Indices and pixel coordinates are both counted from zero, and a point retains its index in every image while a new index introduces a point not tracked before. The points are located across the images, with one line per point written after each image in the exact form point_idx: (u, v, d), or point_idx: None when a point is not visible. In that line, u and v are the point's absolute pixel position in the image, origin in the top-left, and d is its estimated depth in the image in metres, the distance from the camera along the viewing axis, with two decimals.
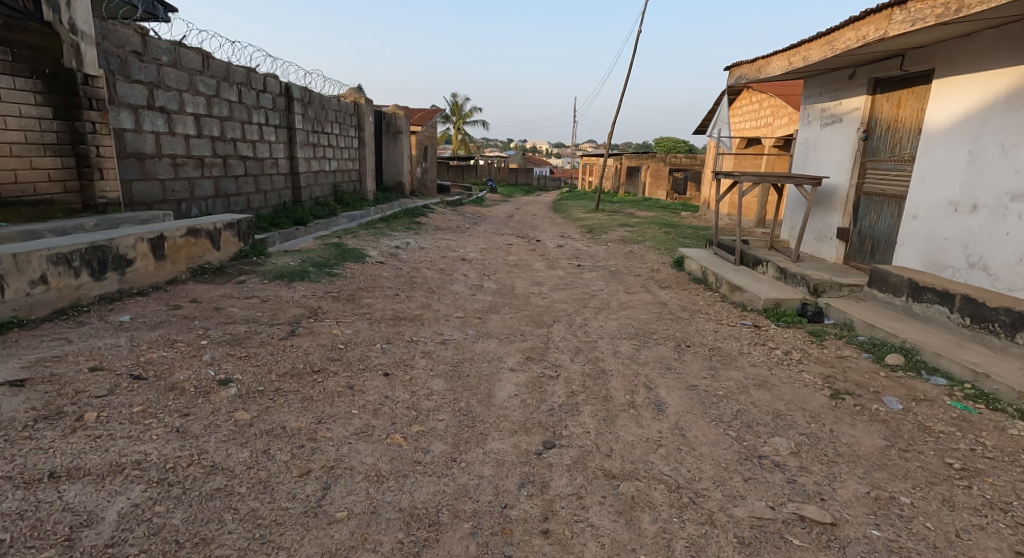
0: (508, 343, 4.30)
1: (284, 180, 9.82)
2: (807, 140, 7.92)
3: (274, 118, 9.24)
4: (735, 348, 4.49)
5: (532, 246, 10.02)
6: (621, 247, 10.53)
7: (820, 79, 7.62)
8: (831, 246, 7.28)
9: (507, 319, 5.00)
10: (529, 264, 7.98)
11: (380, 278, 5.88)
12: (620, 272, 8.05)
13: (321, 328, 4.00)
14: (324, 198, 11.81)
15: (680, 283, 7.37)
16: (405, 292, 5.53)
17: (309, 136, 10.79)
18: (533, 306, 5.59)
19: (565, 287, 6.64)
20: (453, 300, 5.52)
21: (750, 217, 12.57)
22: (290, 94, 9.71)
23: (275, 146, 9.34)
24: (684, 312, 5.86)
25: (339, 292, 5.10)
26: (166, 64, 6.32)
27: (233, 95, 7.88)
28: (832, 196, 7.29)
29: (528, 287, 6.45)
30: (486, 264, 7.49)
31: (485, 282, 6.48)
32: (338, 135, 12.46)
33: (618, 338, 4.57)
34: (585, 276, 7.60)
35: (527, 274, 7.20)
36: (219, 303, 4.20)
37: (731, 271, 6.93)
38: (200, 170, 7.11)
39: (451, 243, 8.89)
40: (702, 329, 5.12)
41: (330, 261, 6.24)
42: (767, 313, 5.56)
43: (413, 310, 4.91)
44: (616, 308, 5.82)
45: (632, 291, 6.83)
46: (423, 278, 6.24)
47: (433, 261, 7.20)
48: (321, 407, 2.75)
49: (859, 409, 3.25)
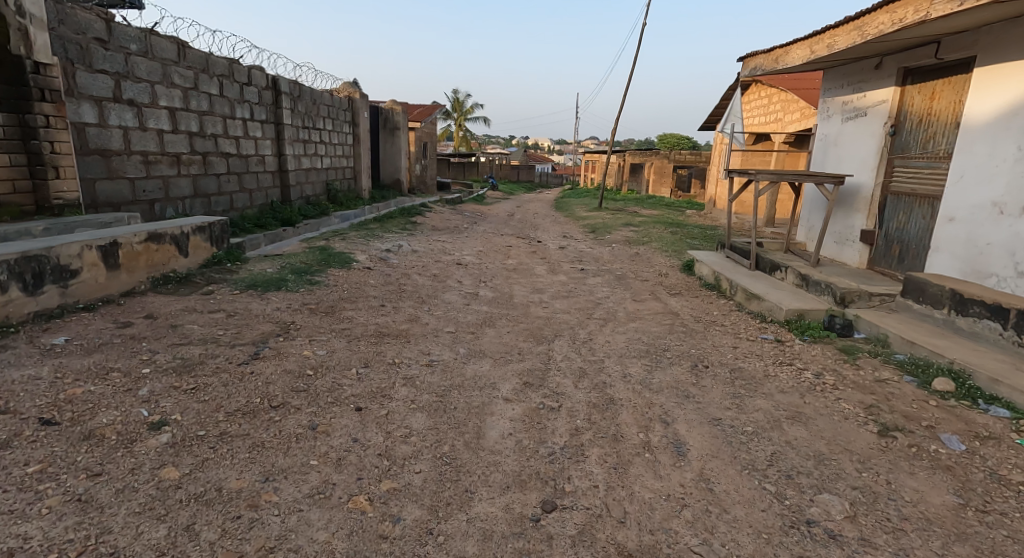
0: (504, 364, 3.82)
1: (272, 178, 9.36)
2: (827, 135, 7.44)
3: (260, 113, 8.78)
4: (758, 369, 4.01)
5: (533, 248, 9.53)
6: (626, 249, 10.02)
7: (842, 70, 7.12)
8: (854, 250, 6.78)
9: (503, 334, 4.53)
10: (530, 269, 7.49)
11: (366, 287, 5.40)
12: (626, 277, 7.55)
13: (291, 350, 3.52)
14: (316, 197, 11.35)
15: (691, 289, 6.89)
16: (393, 302, 5.06)
17: (298, 132, 10.30)
18: (532, 318, 5.10)
19: (568, 295, 6.15)
20: (446, 311, 5.03)
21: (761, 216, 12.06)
22: (277, 87, 9.23)
23: (262, 143, 8.90)
24: (699, 324, 5.37)
25: (319, 303, 4.62)
26: (135, 53, 5.86)
27: (214, 88, 7.41)
28: (855, 196, 6.79)
29: (528, 295, 5.96)
30: (482, 269, 7.01)
31: (481, 289, 6.00)
32: (330, 132, 11.97)
33: (627, 357, 4.09)
34: (589, 281, 7.10)
35: (527, 281, 6.71)
36: (177, 320, 3.73)
37: (747, 277, 6.42)
38: (176, 168, 6.67)
39: (447, 246, 8.41)
40: (720, 345, 4.63)
41: (312, 267, 5.75)
42: (790, 326, 5.07)
43: (400, 325, 4.43)
44: (623, 319, 5.33)
45: (639, 298, 6.34)
46: (414, 286, 5.75)
47: (426, 266, 6.72)
48: (273, 459, 2.27)
49: (916, 450, 2.76)
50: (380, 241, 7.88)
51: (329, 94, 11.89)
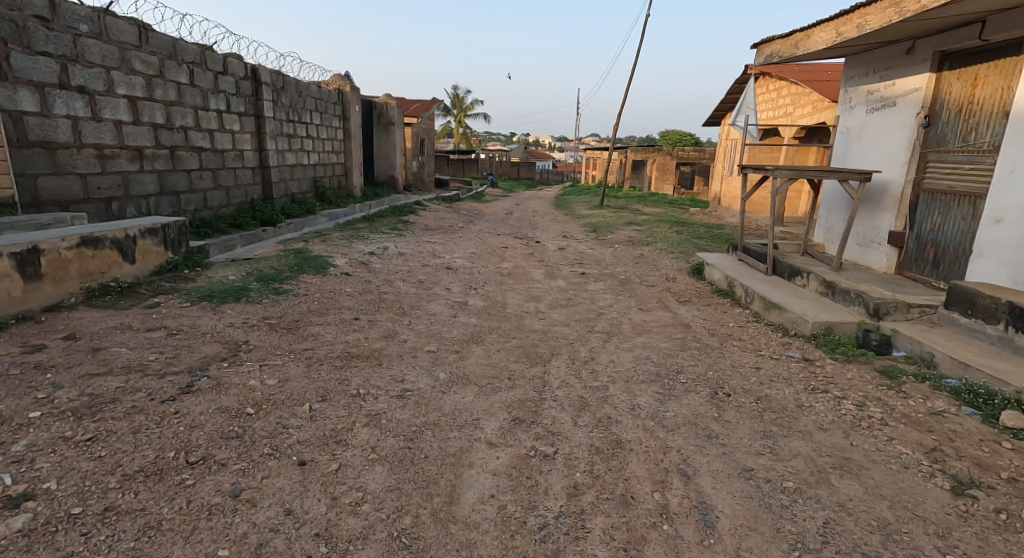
0: (490, 394, 3.24)
1: (253, 175, 8.79)
2: (850, 128, 6.86)
3: (238, 105, 8.20)
4: (788, 397, 3.42)
5: (531, 249, 8.94)
6: (630, 251, 9.43)
7: (868, 57, 6.55)
8: (881, 253, 6.19)
9: (492, 353, 3.96)
10: (526, 273, 6.90)
11: (341, 296, 4.82)
12: (630, 282, 6.96)
13: (233, 379, 2.94)
14: (302, 194, 10.76)
15: (701, 296, 6.31)
16: (369, 315, 4.48)
17: (281, 127, 9.72)
18: (526, 333, 4.51)
19: (567, 305, 5.56)
20: (429, 325, 4.45)
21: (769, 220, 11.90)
22: (257, 77, 8.64)
23: (240, 137, 8.32)
24: (714, 339, 4.78)
25: (282, 317, 4.05)
26: (85, 34, 5.31)
27: (183, 76, 6.84)
28: (882, 194, 6.21)
29: (522, 304, 5.38)
30: (473, 274, 6.43)
31: (471, 298, 5.42)
32: (318, 126, 11.38)
33: (634, 384, 3.52)
34: (591, 288, 6.50)
35: (523, 287, 6.12)
36: (103, 341, 3.16)
37: (764, 284, 5.84)
38: (138, 163, 6.11)
39: (438, 247, 7.83)
40: (740, 365, 4.05)
41: (282, 273, 5.17)
42: (817, 341, 4.49)
43: (373, 343, 3.84)
44: (629, 334, 4.74)
45: (645, 308, 5.75)
46: (396, 294, 5.18)
47: (413, 271, 6.13)
48: (165, 551, 1.74)
49: (1006, 518, 2.18)
50: (365, 243, 7.30)
51: (316, 87, 11.30)
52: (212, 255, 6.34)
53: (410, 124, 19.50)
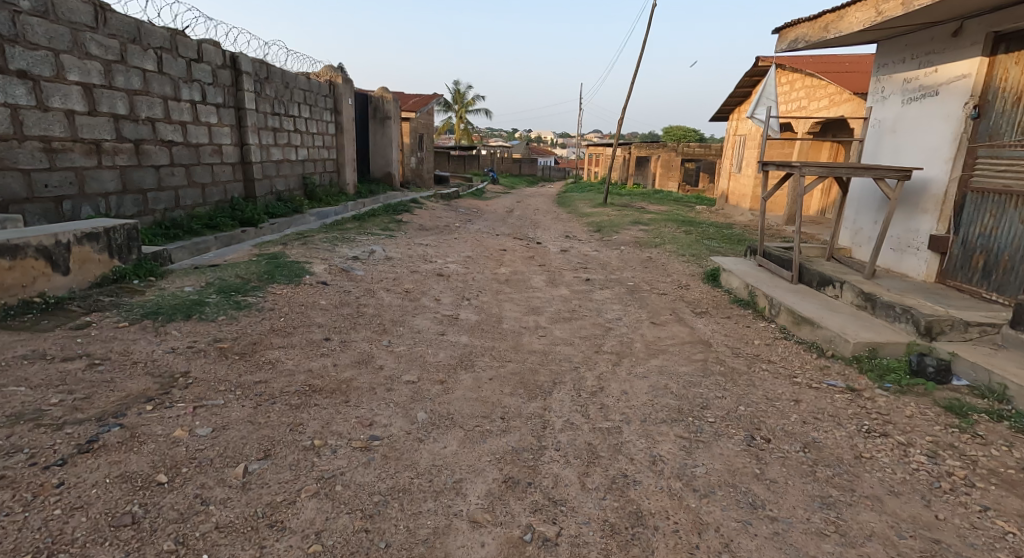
0: (477, 443, 2.64)
1: (233, 171, 8.21)
2: (883, 121, 6.30)
3: (216, 95, 7.61)
4: (842, 443, 2.82)
5: (530, 251, 8.34)
6: (637, 253, 8.82)
7: (909, 41, 5.94)
8: (920, 259, 5.58)
9: (482, 383, 3.37)
10: (526, 280, 6.29)
11: (313, 311, 4.22)
12: (640, 290, 6.35)
13: (153, 428, 2.33)
14: (290, 192, 10.18)
15: (719, 307, 5.71)
16: (344, 334, 3.88)
17: (264, 119, 9.12)
18: (524, 355, 3.93)
19: (571, 319, 4.96)
20: (412, 346, 3.86)
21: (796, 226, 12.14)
22: (237, 66, 8.03)
23: (219, 130, 7.74)
24: (740, 360, 4.18)
25: (236, 339, 3.44)
26: (27, 12, 4.74)
27: (150, 63, 6.24)
28: (922, 194, 5.60)
29: (520, 319, 4.79)
30: (467, 282, 5.84)
31: (462, 311, 4.82)
32: (306, 119, 10.78)
33: (651, 426, 2.93)
34: (597, 297, 5.89)
35: (521, 297, 5.53)
36: (1, 377, 2.56)
37: (791, 296, 5.23)
38: (96, 158, 5.52)
39: (430, 251, 7.24)
40: (776, 397, 3.45)
41: (250, 283, 4.58)
42: (860, 366, 3.89)
43: (342, 372, 3.24)
44: (642, 355, 4.14)
45: (659, 321, 5.14)
46: (377, 307, 4.58)
47: (399, 279, 5.54)
48: None
49: None
50: (350, 246, 6.71)
51: (304, 78, 10.71)
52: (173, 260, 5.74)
53: (409, 119, 18.89)
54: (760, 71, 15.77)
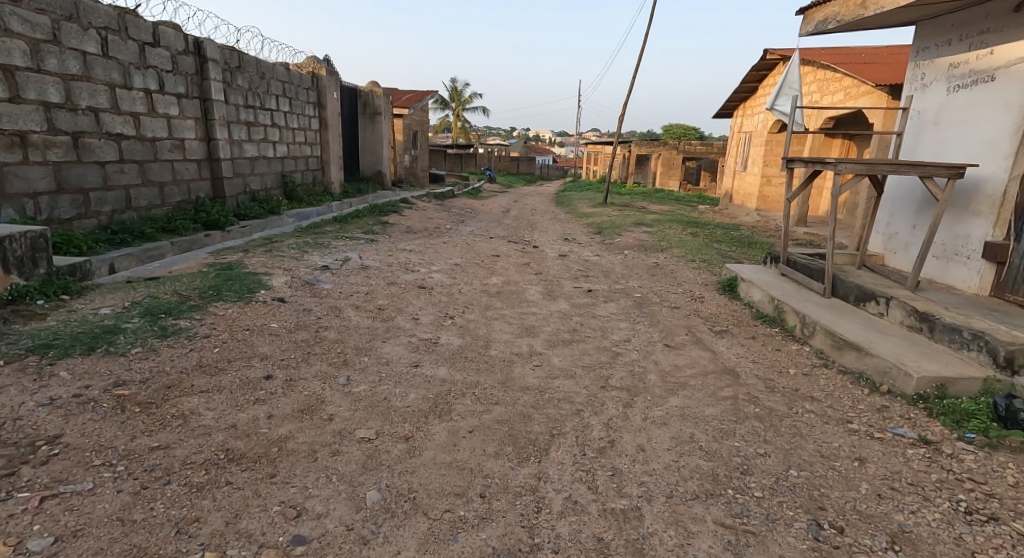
0: (445, 544, 1.92)
1: (198, 168, 7.46)
2: (924, 111, 5.60)
3: (176, 84, 6.87)
4: (939, 535, 2.10)
5: (526, 257, 7.61)
6: (643, 259, 8.11)
7: (959, 20, 5.22)
8: (973, 269, 4.86)
9: (459, 436, 2.66)
10: (519, 293, 5.56)
11: (260, 337, 3.48)
12: (650, 304, 5.63)
13: None
14: (266, 191, 9.44)
15: (740, 325, 4.97)
16: (292, 369, 3.14)
17: (235, 112, 8.37)
18: (515, 395, 3.21)
19: (572, 344, 4.24)
20: (377, 384, 3.13)
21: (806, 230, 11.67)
22: (203, 53, 7.29)
23: (181, 123, 7.00)
24: (777, 397, 3.45)
25: (144, 382, 2.67)
26: None
27: (92, 45, 5.50)
28: (975, 195, 4.88)
29: (511, 343, 4.09)
30: (452, 296, 5.13)
31: (443, 334, 4.10)
32: (285, 113, 10.03)
33: (682, 510, 2.20)
34: (601, 314, 5.16)
35: (513, 315, 4.82)
36: None
37: (827, 314, 4.51)
38: (20, 153, 4.89)
39: (413, 257, 6.52)
40: (832, 452, 2.74)
41: (188, 300, 3.83)
42: (928, 407, 3.17)
43: (277, 427, 2.50)
44: (659, 394, 3.41)
45: (675, 345, 4.40)
46: (341, 331, 3.85)
47: (373, 292, 4.81)
48: None
49: None
50: (322, 252, 5.97)
51: (283, 68, 9.97)
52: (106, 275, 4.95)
53: (402, 116, 18.11)
54: (769, 65, 15.05)
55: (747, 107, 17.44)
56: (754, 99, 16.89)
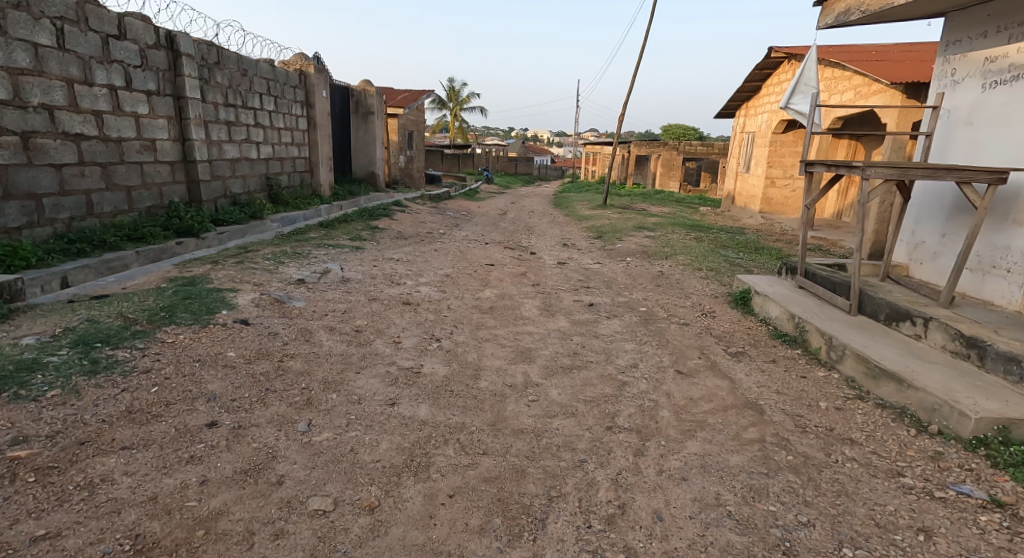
0: None
1: (172, 171, 6.98)
2: (955, 110, 5.14)
3: (146, 80, 6.40)
4: None
5: (523, 266, 7.14)
6: (647, 267, 7.65)
7: (997, 10, 4.75)
8: (1014, 285, 4.40)
9: (436, 504, 2.20)
10: (515, 308, 5.09)
11: (210, 371, 2.98)
12: (657, 321, 5.16)
13: None
14: (249, 194, 8.96)
15: (758, 346, 4.49)
16: (243, 412, 2.65)
17: (213, 111, 7.89)
18: (506, 441, 2.75)
19: (573, 372, 3.76)
20: (343, 430, 2.65)
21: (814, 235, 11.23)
22: (176, 47, 6.81)
23: (151, 123, 6.52)
24: (810, 439, 2.98)
25: (51, 438, 2.18)
26: None
27: (46, 36, 5.06)
28: (1017, 203, 4.42)
29: (503, 372, 3.63)
30: (440, 313, 4.66)
31: (427, 362, 3.64)
32: (268, 112, 9.54)
33: None
34: (605, 333, 4.68)
35: (508, 335, 4.35)
36: None
37: (857, 337, 4.03)
38: None
39: (400, 267, 6.05)
40: (886, 521, 2.28)
41: (131, 325, 3.33)
42: (992, 457, 2.71)
43: (209, 498, 2.01)
44: (674, 437, 2.94)
45: (688, 372, 3.92)
46: (309, 360, 3.37)
47: (352, 310, 4.34)
48: None
49: None
50: (300, 263, 5.49)
51: (267, 65, 9.48)
52: (55, 290, 4.47)
53: (396, 115, 17.60)
54: (774, 63, 14.58)
55: (750, 107, 16.98)
56: (757, 99, 16.44)
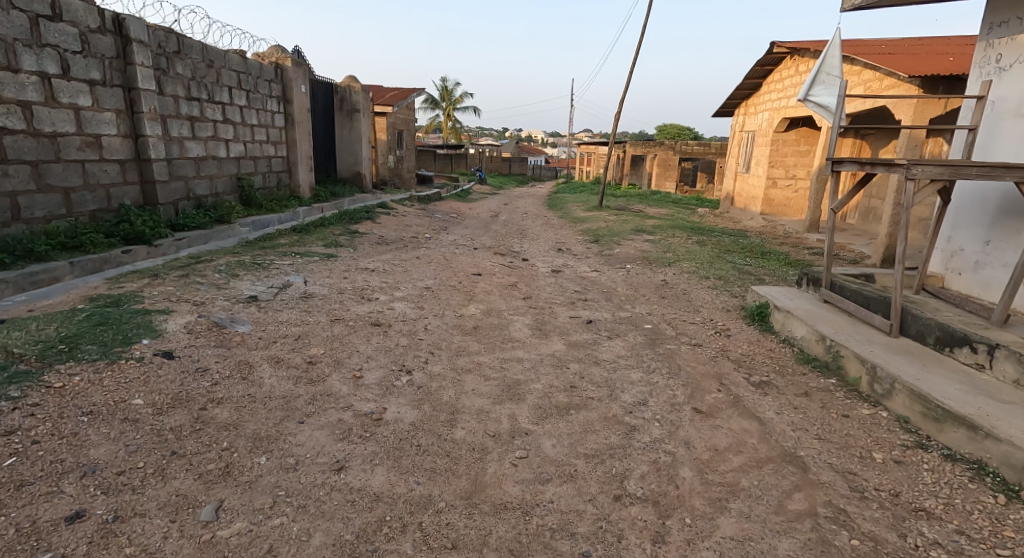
0: None
1: (122, 170, 6.29)
2: (1002, 101, 4.52)
3: (88, 68, 5.74)
4: None
5: (513, 275, 6.48)
6: (649, 275, 7.00)
7: None
8: None
9: None
10: (503, 328, 4.42)
11: (99, 431, 2.29)
12: (664, 342, 4.51)
13: None
14: (216, 196, 8.25)
15: (786, 375, 3.83)
16: (129, 493, 1.98)
17: (171, 105, 7.19)
18: (482, 525, 2.10)
19: (570, 414, 3.10)
20: (263, 516, 1.98)
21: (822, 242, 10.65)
22: (124, 32, 6.12)
23: (94, 116, 5.84)
24: (869, 510, 2.35)
25: None
26: None
27: None
28: None
29: (485, 417, 2.97)
30: (415, 336, 3.99)
31: (391, 405, 2.96)
32: (238, 107, 8.84)
33: None
34: (607, 360, 4.01)
35: (493, 364, 3.69)
36: None
37: (907, 366, 3.40)
38: None
39: (375, 279, 5.37)
40: None
41: (11, 365, 2.63)
42: None
43: None
44: (701, 512, 2.29)
45: (709, 412, 3.26)
46: (239, 407, 2.67)
47: (307, 335, 3.65)
48: None
49: None
50: (257, 276, 4.80)
51: (237, 56, 8.78)
52: None
53: (383, 114, 16.72)
54: (777, 59, 13.97)
55: (750, 105, 16.38)
56: (757, 97, 15.86)
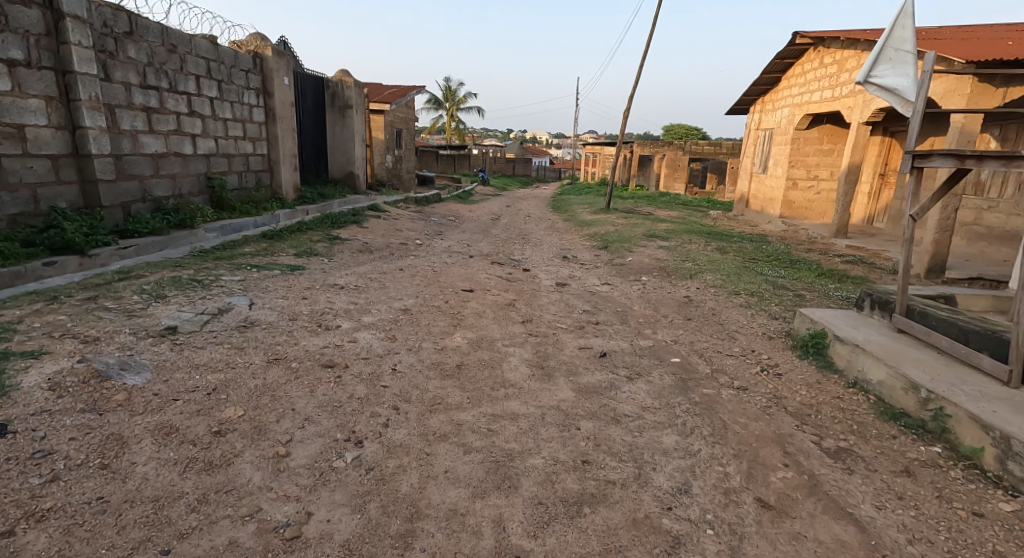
0: None
1: (55, 168, 5.38)
2: None
3: (6, 46, 4.84)
4: None
5: (511, 291, 5.53)
6: (669, 290, 6.02)
7: None
8: None
9: None
10: (493, 368, 3.46)
11: None
12: (699, 385, 3.52)
13: None
14: (179, 198, 7.33)
15: (870, 439, 2.85)
16: None
17: (120, 91, 6.28)
18: None
19: (583, 517, 2.14)
20: None
21: (853, 250, 9.64)
22: (54, 5, 5.19)
23: (13, 103, 4.94)
24: None
25: None
26: None
27: None
28: None
29: (461, 528, 2.02)
30: (376, 383, 3.02)
31: (320, 510, 2.02)
32: (206, 99, 7.90)
33: None
34: (629, 415, 3.03)
35: (478, 427, 2.72)
36: None
37: None
38: None
39: (341, 298, 4.42)
40: None
41: None
42: None
43: None
44: None
45: (780, 507, 2.29)
46: (70, 526, 1.78)
47: (226, 388, 2.70)
48: None
49: None
50: (188, 297, 3.85)
51: (207, 42, 7.84)
52: None
53: (382, 112, 15.85)
54: (801, 50, 12.95)
55: (768, 101, 15.34)
56: (776, 92, 14.85)
